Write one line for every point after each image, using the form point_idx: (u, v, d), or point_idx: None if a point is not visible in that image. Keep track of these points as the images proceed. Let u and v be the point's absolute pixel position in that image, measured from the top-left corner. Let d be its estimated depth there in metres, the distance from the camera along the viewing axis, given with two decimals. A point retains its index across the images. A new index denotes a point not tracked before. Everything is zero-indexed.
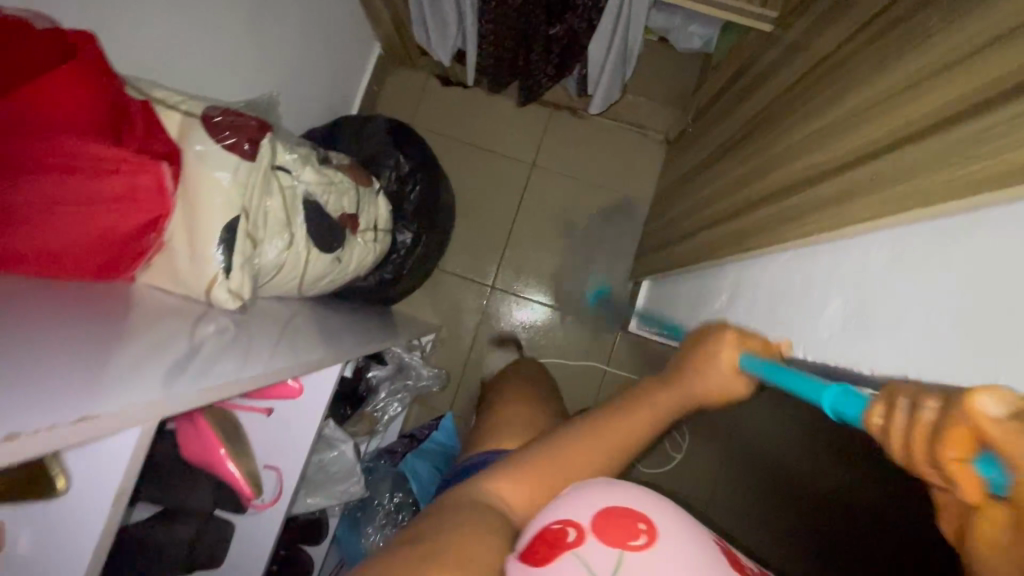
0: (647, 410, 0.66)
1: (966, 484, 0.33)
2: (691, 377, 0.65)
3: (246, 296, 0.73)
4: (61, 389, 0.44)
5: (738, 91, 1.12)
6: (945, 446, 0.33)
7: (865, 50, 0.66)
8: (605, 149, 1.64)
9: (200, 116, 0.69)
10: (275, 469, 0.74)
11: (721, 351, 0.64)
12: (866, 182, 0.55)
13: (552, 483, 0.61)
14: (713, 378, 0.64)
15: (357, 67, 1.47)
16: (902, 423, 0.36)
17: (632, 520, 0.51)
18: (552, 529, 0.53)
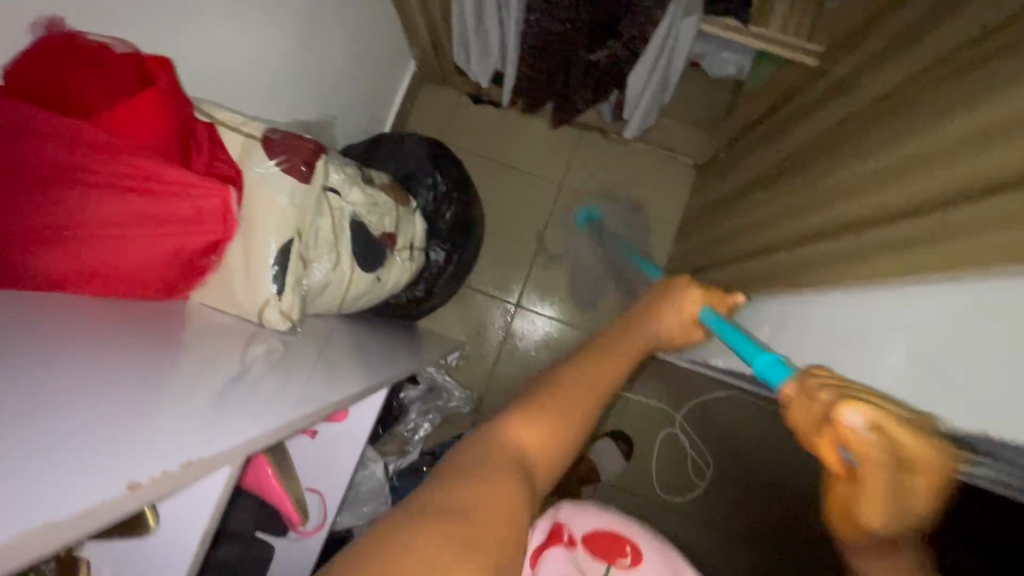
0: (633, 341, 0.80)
1: (827, 455, 0.55)
2: (658, 318, 0.83)
3: (296, 317, 0.74)
4: (146, 434, 0.46)
5: (777, 122, 1.13)
6: (821, 430, 0.55)
7: (927, 96, 0.68)
8: (634, 170, 1.63)
9: (260, 138, 0.70)
10: (319, 493, 0.74)
11: (685, 302, 0.84)
12: (938, 231, 0.55)
13: (569, 420, 0.65)
14: (675, 320, 0.84)
15: (392, 84, 1.49)
16: (804, 405, 0.58)
17: (618, 542, 0.70)
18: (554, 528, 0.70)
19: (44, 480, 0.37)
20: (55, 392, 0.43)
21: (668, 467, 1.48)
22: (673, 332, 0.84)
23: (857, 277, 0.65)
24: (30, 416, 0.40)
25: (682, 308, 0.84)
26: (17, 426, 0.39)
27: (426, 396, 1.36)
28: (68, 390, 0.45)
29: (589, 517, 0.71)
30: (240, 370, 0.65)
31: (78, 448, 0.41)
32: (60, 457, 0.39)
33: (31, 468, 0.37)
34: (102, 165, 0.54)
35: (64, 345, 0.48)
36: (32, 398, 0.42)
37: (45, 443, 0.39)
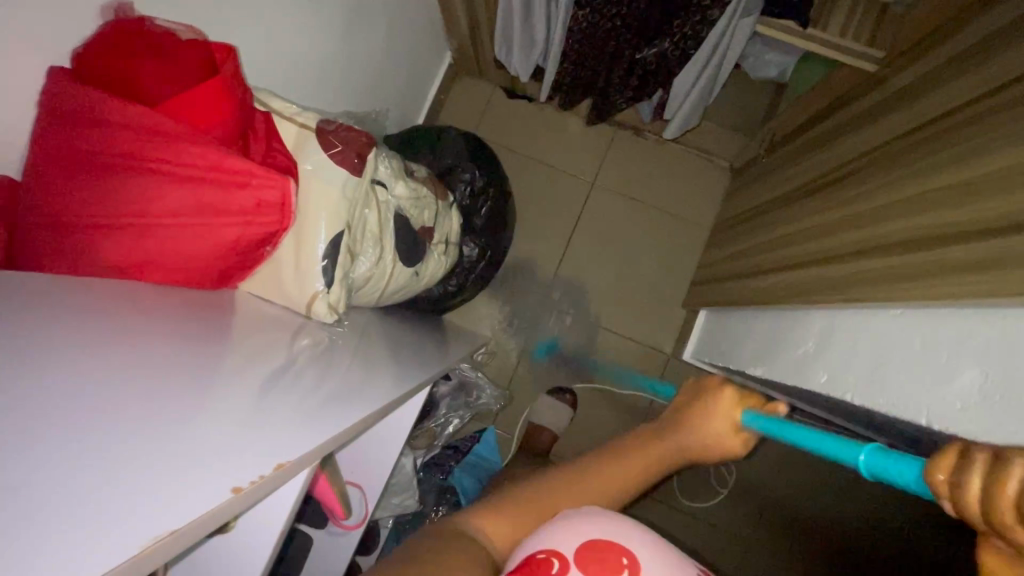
0: (650, 454, 0.74)
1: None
2: (691, 428, 0.77)
3: (341, 310, 0.74)
4: (210, 450, 0.45)
5: (823, 130, 1.11)
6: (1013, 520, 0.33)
7: (990, 116, 0.67)
8: (668, 171, 1.60)
9: (314, 129, 0.69)
10: (360, 487, 0.76)
11: (716, 412, 0.77)
12: (990, 257, 0.56)
13: (535, 524, 0.62)
14: (710, 436, 0.76)
15: (428, 74, 1.47)
16: (988, 488, 0.34)
17: (614, 555, 0.50)
18: (535, 559, 0.52)
19: (121, 509, 0.37)
20: (121, 404, 0.43)
21: (691, 473, 1.44)
22: (708, 440, 0.76)
23: (919, 294, 0.63)
24: (100, 434, 0.40)
25: (710, 421, 0.77)
26: (87, 449, 0.38)
27: (456, 391, 1.35)
28: (131, 397, 0.44)
29: (579, 532, 0.53)
30: (285, 363, 0.64)
31: (151, 469, 0.40)
32: (134, 481, 0.39)
33: (108, 496, 0.37)
34: (166, 157, 0.53)
35: (125, 350, 0.48)
36: (98, 414, 0.41)
37: (118, 464, 0.39)
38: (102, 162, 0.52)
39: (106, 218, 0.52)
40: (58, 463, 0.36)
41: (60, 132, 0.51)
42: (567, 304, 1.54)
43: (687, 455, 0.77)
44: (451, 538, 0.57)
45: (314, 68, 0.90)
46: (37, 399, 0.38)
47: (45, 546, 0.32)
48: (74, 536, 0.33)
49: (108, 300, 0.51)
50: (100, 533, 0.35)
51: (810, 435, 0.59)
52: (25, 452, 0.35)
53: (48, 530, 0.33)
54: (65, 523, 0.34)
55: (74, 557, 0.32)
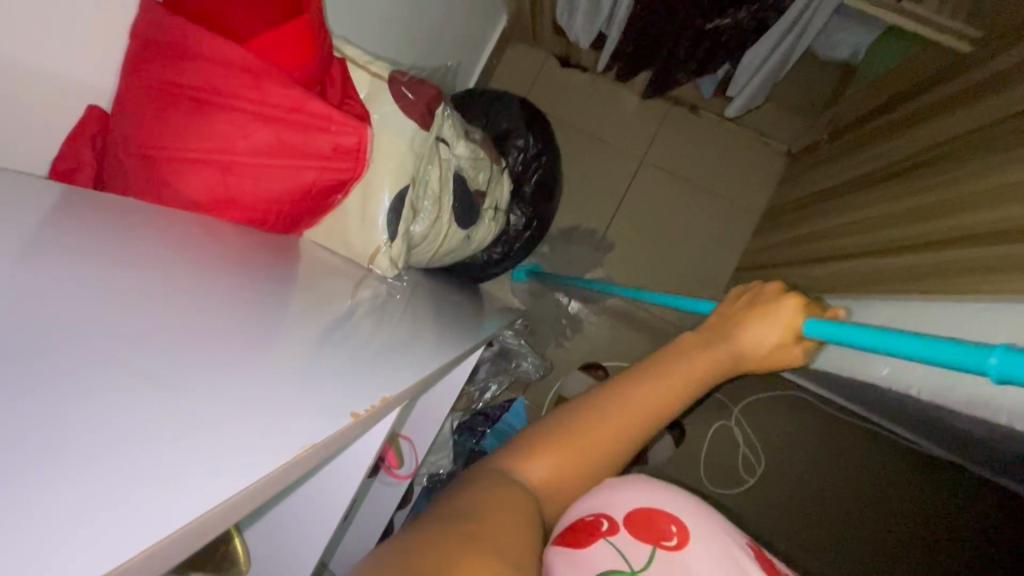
0: (694, 369, 0.65)
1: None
2: (734, 344, 0.67)
3: (401, 264, 0.75)
4: (276, 391, 0.46)
5: (899, 115, 1.05)
6: None
7: None
8: (721, 151, 1.55)
9: (387, 78, 0.68)
10: (409, 440, 0.78)
11: (777, 321, 0.65)
12: None
13: (579, 461, 0.60)
14: (759, 347, 0.66)
15: (483, 38, 1.44)
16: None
17: (664, 522, 0.55)
18: (585, 522, 0.56)
19: (211, 449, 0.38)
20: (205, 342, 0.44)
21: (719, 460, 1.43)
22: (762, 348, 0.66)
23: (1010, 289, 0.59)
24: (190, 369, 0.41)
25: (775, 325, 0.65)
26: (180, 381, 0.40)
27: (497, 357, 1.35)
28: (213, 336, 0.45)
29: (627, 500, 0.57)
30: (345, 313, 0.65)
31: (236, 412, 0.42)
32: (223, 422, 0.40)
33: (202, 434, 0.39)
34: (250, 94, 0.53)
35: (207, 289, 0.49)
36: (187, 347, 0.42)
37: (208, 402, 0.40)
38: (189, 95, 0.52)
39: (192, 151, 0.53)
40: (156, 393, 0.37)
41: (149, 62, 0.52)
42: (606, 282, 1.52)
43: (733, 366, 0.67)
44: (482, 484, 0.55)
45: (381, 21, 0.88)
46: (132, 331, 0.39)
47: (148, 478, 0.34)
48: (172, 462, 0.35)
49: (192, 235, 0.53)
50: (197, 471, 0.36)
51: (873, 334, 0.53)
52: (127, 379, 0.36)
53: (151, 462, 0.34)
54: (166, 456, 0.35)
55: (176, 495, 0.34)
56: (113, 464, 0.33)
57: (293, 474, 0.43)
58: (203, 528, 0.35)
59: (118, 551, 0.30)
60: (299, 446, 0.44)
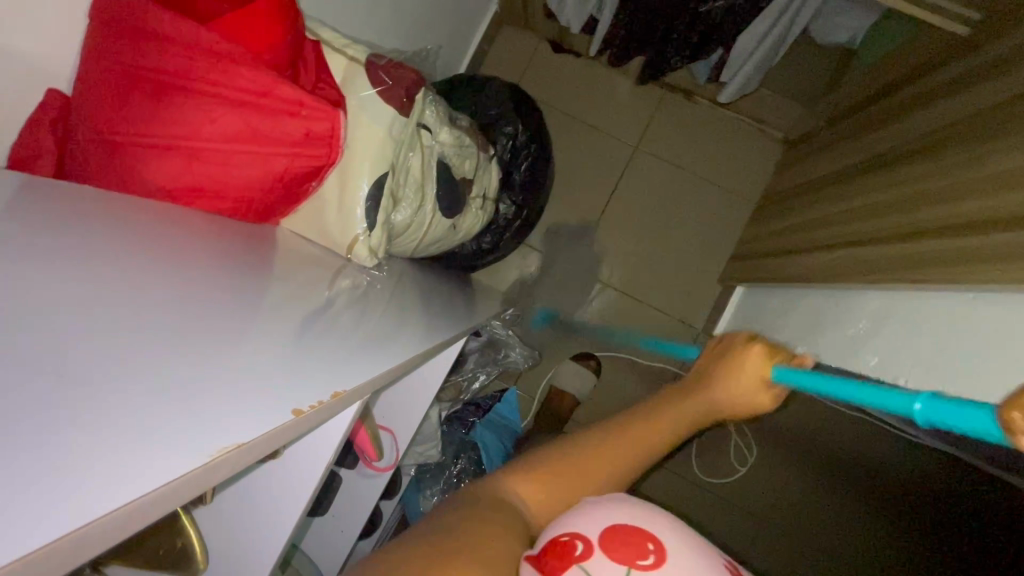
0: (663, 422, 0.67)
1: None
2: (711, 390, 0.69)
3: (381, 255, 0.73)
4: (246, 380, 0.45)
5: (896, 101, 1.03)
6: None
7: None
8: (716, 138, 1.52)
9: (364, 62, 0.67)
10: (391, 432, 0.78)
11: (748, 363, 0.68)
12: None
13: (568, 492, 0.61)
14: (732, 391, 0.68)
15: (473, 22, 1.41)
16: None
17: (641, 538, 0.48)
18: (559, 543, 0.50)
19: (177, 426, 0.37)
20: (169, 328, 0.42)
21: (711, 451, 1.42)
22: (732, 398, 0.68)
23: (999, 279, 0.58)
24: (152, 355, 0.39)
25: (745, 374, 0.68)
26: (142, 365, 0.38)
27: (485, 348, 1.35)
28: (178, 322, 0.44)
29: (601, 516, 0.50)
30: (321, 305, 0.63)
31: (205, 397, 0.41)
32: (188, 401, 0.39)
33: (167, 412, 0.37)
34: (216, 78, 0.51)
35: (173, 274, 0.47)
36: (148, 334, 0.41)
37: (172, 386, 0.39)
38: (152, 79, 0.50)
39: (159, 138, 0.51)
40: (116, 377, 0.36)
41: (110, 41, 0.50)
42: (598, 272, 1.50)
43: (711, 416, 0.69)
44: (481, 501, 0.57)
45: (363, 3, 0.86)
46: (88, 317, 0.38)
47: (107, 452, 0.33)
48: (137, 441, 0.34)
49: (155, 223, 0.51)
50: (160, 445, 0.35)
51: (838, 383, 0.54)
52: (82, 365, 0.35)
53: (111, 438, 0.33)
54: (127, 431, 0.34)
55: (137, 468, 0.33)
56: (68, 439, 0.32)
57: (257, 452, 0.42)
58: (162, 501, 0.34)
59: (69, 521, 0.29)
60: (266, 424, 0.43)
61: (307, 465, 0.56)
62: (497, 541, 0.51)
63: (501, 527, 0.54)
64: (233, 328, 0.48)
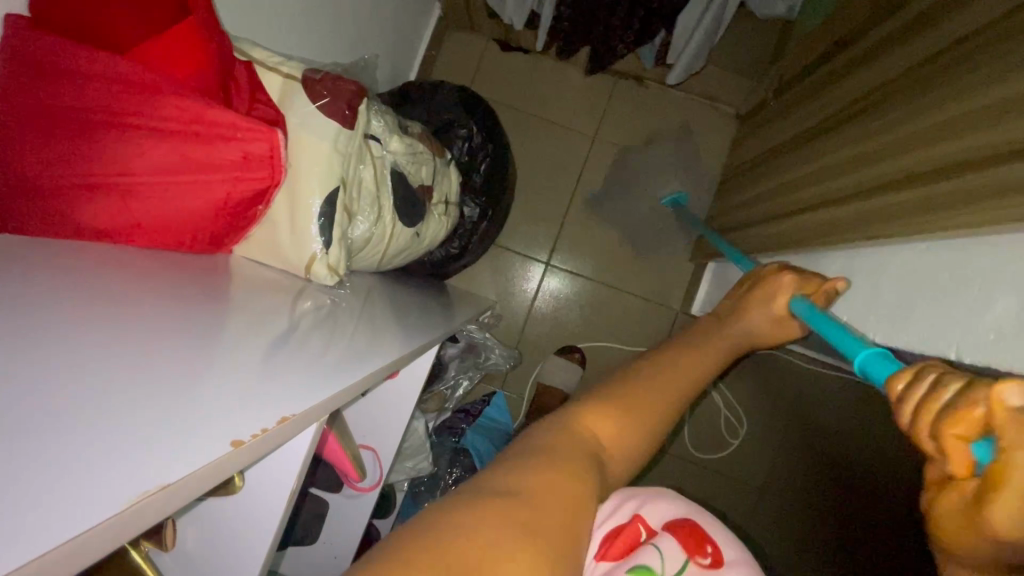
0: (716, 341, 0.78)
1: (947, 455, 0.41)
2: (746, 313, 0.82)
3: (342, 271, 0.71)
4: (212, 403, 0.43)
5: (837, 65, 1.05)
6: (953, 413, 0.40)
7: (1007, 39, 0.63)
8: (672, 119, 1.54)
9: (301, 78, 0.65)
10: (373, 449, 0.76)
11: (776, 294, 0.81)
12: (1013, 184, 0.53)
13: (633, 417, 0.59)
14: (766, 318, 0.81)
15: (418, 28, 1.40)
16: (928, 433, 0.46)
17: (700, 538, 0.52)
18: (625, 522, 0.53)
19: (140, 455, 0.35)
20: (117, 366, 0.40)
21: (703, 427, 1.43)
22: (768, 324, 0.82)
23: (945, 229, 0.59)
24: (101, 396, 0.37)
25: (775, 304, 0.82)
26: (93, 404, 0.37)
27: (465, 352, 1.34)
28: (131, 358, 0.42)
29: (659, 509, 0.54)
30: (286, 329, 0.61)
31: (163, 423, 0.39)
32: (148, 437, 0.37)
33: (126, 447, 0.35)
34: (141, 109, 0.50)
35: (120, 312, 0.45)
36: (98, 372, 0.39)
37: (128, 418, 0.37)
38: (70, 116, 0.48)
39: (90, 176, 0.49)
40: (61, 421, 0.34)
41: (19, 83, 0.47)
42: (572, 265, 1.50)
43: (748, 340, 0.82)
44: (540, 446, 0.52)
45: (298, 20, 0.84)
46: (26, 363, 0.36)
47: (56, 493, 0.31)
48: (86, 476, 0.32)
49: (90, 265, 0.49)
50: (114, 477, 0.33)
51: (842, 334, 0.63)
52: (22, 411, 0.33)
53: (64, 478, 0.31)
54: (79, 470, 0.32)
55: (93, 505, 0.31)
56: (10, 484, 0.29)
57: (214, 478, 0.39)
58: (132, 521, 0.32)
59: (21, 552, 0.27)
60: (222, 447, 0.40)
61: (278, 500, 0.54)
62: (565, 473, 0.49)
63: (571, 461, 0.50)
64: (193, 358, 0.47)
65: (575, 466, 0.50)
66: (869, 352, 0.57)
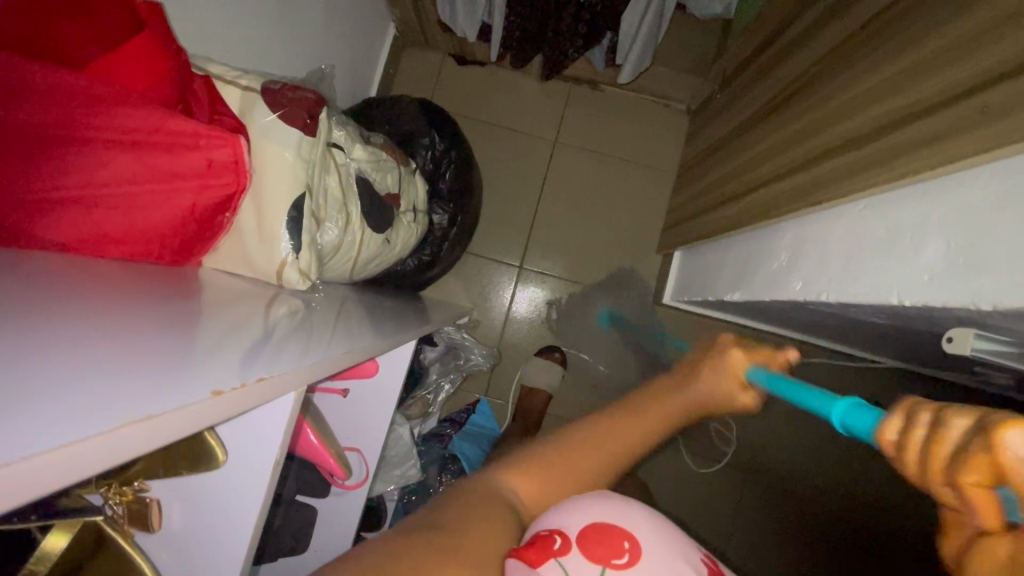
0: (650, 416, 0.65)
1: (984, 512, 0.31)
2: (692, 382, 0.65)
3: (314, 276, 0.72)
4: (182, 374, 0.45)
5: (770, 55, 1.13)
6: (964, 469, 0.31)
7: (910, 14, 0.70)
8: (627, 119, 1.60)
9: (259, 89, 0.67)
10: (358, 450, 0.77)
11: (725, 361, 0.64)
12: (925, 139, 0.58)
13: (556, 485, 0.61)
14: (717, 390, 0.64)
15: (374, 48, 1.43)
16: (920, 442, 0.34)
17: (617, 539, 0.52)
18: (540, 536, 0.53)
19: (116, 403, 0.37)
20: (90, 352, 0.41)
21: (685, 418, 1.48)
22: (721, 394, 0.64)
23: (874, 187, 0.65)
24: (71, 372, 0.38)
25: (726, 373, 0.64)
26: (63, 376, 0.37)
27: (445, 356, 1.36)
28: (103, 347, 0.43)
29: (583, 515, 0.55)
30: (264, 333, 0.61)
31: (133, 386, 0.40)
32: (118, 395, 0.38)
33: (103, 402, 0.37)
34: (99, 120, 0.50)
35: (89, 313, 0.46)
36: (70, 356, 0.40)
37: (98, 383, 0.38)
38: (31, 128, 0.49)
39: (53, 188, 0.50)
40: (31, 383, 0.35)
41: None
42: (544, 267, 1.53)
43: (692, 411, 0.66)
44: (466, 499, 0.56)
45: (254, 39, 0.86)
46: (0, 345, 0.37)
47: (24, 422, 0.31)
48: (55, 415, 0.33)
49: (58, 273, 0.49)
50: (80, 418, 0.34)
51: (804, 390, 0.52)
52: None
53: (39, 414, 0.33)
54: (48, 412, 0.33)
55: (61, 432, 0.32)
56: None
57: (184, 428, 0.40)
58: (107, 449, 0.34)
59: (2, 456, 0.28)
60: (191, 400, 0.41)
61: (255, 491, 0.54)
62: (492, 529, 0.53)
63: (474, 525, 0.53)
64: (166, 349, 0.48)
65: (495, 519, 0.54)
66: (845, 402, 0.47)
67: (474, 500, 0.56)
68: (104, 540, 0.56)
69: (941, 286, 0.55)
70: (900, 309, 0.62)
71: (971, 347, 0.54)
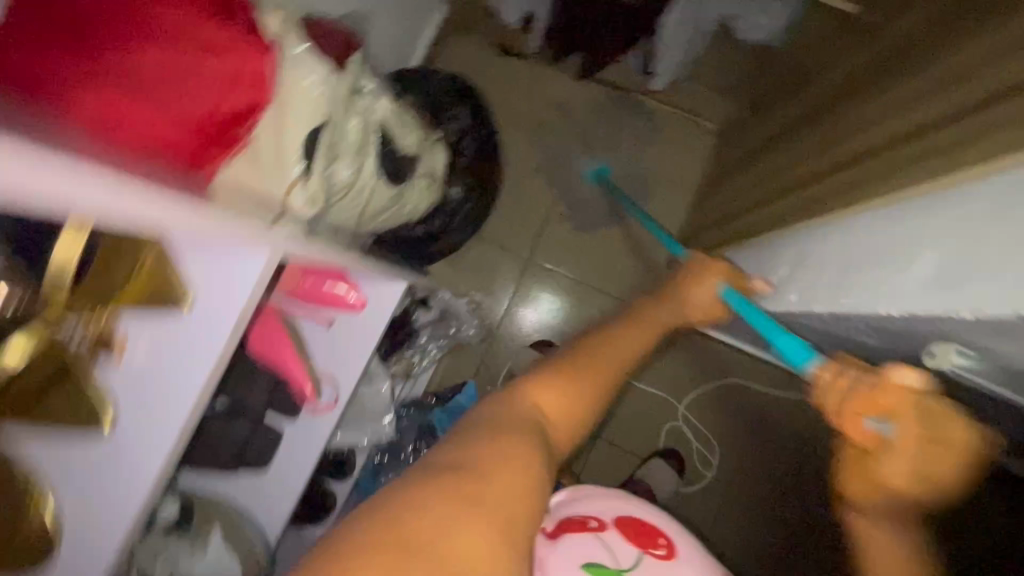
0: (649, 322, 0.89)
1: (850, 427, 0.64)
2: (682, 301, 0.95)
3: (320, 205, 0.74)
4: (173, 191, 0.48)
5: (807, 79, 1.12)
6: (850, 404, 0.63)
7: (935, 39, 0.70)
8: (658, 130, 1.59)
9: (297, 22, 0.70)
10: (335, 386, 0.75)
11: (706, 278, 0.95)
12: (921, 153, 0.59)
13: (577, 384, 0.72)
14: (696, 301, 0.95)
15: (420, 24, 1.47)
16: (832, 383, 0.66)
17: (655, 535, 0.67)
18: (574, 520, 0.68)
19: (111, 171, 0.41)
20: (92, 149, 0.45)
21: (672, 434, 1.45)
22: (698, 303, 0.95)
23: (870, 200, 0.65)
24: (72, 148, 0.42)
25: (705, 284, 0.95)
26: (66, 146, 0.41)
27: (437, 322, 1.37)
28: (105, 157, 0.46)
29: (619, 509, 0.70)
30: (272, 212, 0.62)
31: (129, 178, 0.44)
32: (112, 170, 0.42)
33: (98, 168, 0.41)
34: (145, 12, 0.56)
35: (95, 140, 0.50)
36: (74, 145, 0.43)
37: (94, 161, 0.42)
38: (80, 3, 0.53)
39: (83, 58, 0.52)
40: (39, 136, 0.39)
41: None
42: (553, 264, 1.55)
43: (678, 316, 0.94)
44: (498, 425, 0.62)
45: None
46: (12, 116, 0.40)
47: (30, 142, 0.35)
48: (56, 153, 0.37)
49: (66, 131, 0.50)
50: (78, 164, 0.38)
51: (762, 318, 0.78)
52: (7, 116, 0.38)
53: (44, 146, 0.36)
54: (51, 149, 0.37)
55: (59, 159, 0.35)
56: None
57: (164, 221, 0.44)
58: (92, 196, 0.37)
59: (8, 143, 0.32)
60: (176, 201, 0.45)
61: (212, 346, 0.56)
62: (523, 444, 0.60)
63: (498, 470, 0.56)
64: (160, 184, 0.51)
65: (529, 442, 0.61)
66: (784, 338, 0.74)
67: (505, 422, 0.62)
68: (72, 374, 0.53)
69: (928, 295, 0.54)
70: (889, 320, 0.61)
71: (951, 361, 0.56)
